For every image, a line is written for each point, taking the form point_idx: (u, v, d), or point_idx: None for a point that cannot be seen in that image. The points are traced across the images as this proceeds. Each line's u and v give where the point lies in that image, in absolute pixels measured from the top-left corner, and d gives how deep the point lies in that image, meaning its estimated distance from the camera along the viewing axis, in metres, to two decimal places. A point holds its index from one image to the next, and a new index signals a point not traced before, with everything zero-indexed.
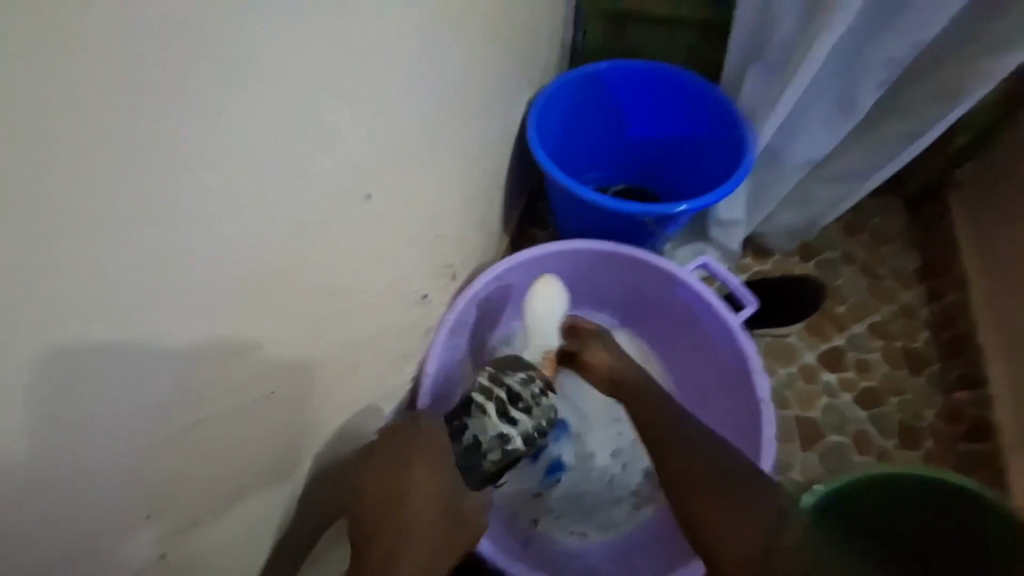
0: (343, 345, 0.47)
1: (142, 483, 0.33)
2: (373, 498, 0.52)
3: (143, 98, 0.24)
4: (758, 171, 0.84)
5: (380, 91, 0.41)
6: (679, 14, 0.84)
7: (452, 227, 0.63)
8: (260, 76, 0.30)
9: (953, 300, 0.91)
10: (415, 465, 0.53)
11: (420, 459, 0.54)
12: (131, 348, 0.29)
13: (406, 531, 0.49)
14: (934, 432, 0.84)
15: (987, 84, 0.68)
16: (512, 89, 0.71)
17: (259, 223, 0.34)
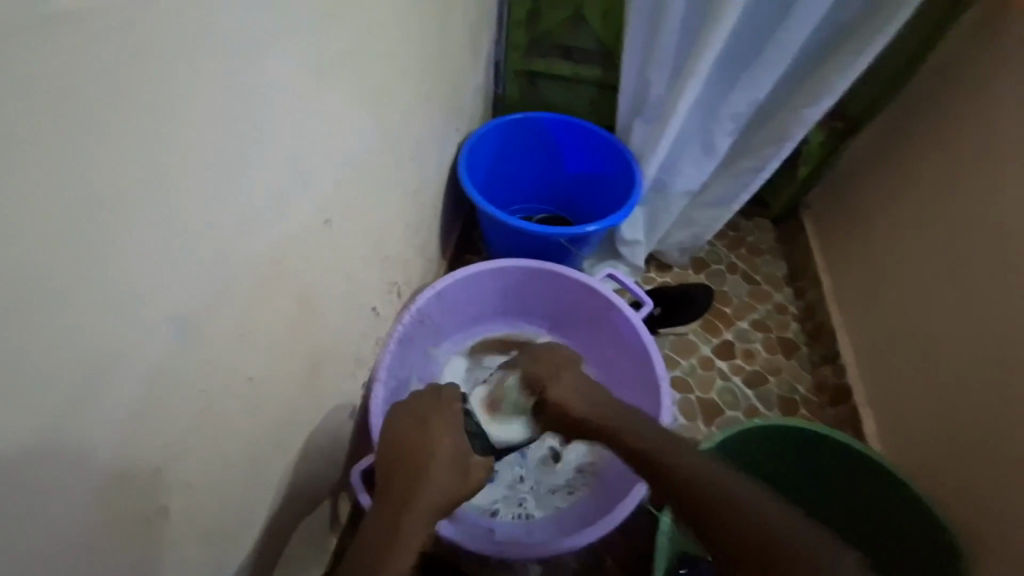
0: (314, 355, 0.56)
1: (170, 485, 0.39)
2: (398, 461, 0.62)
3: (181, 164, 0.33)
4: (649, 198, 1.04)
5: (337, 142, 0.51)
6: (581, 76, 1.03)
7: (398, 251, 0.73)
8: (253, 141, 0.39)
9: (811, 295, 1.13)
10: (432, 432, 0.64)
11: (441, 429, 0.65)
12: (170, 362, 0.35)
13: (425, 471, 0.61)
14: (806, 402, 1.03)
15: (800, 130, 0.89)
16: (444, 136, 0.83)
17: (256, 254, 0.42)
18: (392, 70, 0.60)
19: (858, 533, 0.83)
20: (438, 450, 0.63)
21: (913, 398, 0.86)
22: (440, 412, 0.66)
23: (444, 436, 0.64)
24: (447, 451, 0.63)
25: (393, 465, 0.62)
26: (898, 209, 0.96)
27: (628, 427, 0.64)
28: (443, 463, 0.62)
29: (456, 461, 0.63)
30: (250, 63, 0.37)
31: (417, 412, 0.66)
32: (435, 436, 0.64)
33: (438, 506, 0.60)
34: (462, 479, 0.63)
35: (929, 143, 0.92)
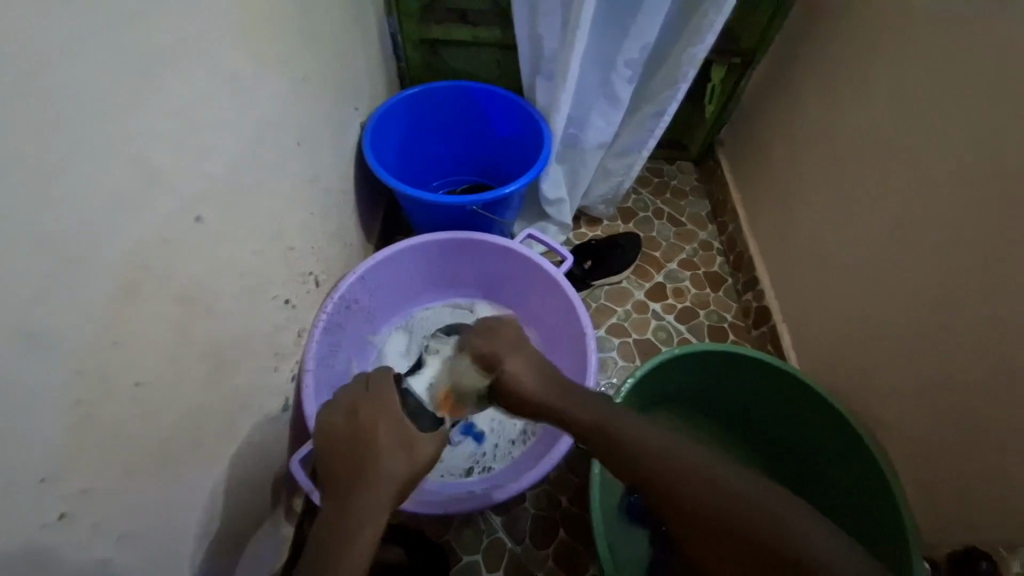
0: (220, 351, 0.56)
1: (69, 493, 0.39)
2: (338, 453, 0.56)
3: (3, 172, 0.32)
4: (564, 155, 1.05)
5: (198, 134, 0.50)
6: (481, 38, 1.01)
7: (304, 240, 0.73)
8: (86, 139, 0.38)
9: (731, 229, 1.19)
10: (365, 422, 0.59)
11: (375, 416, 0.60)
12: (36, 372, 0.35)
13: (373, 443, 0.56)
14: (735, 328, 1.11)
15: (693, 69, 0.92)
16: (337, 117, 0.82)
17: (114, 254, 0.41)
18: (254, 55, 0.58)
19: (781, 441, 0.91)
20: (375, 438, 0.57)
21: (816, 308, 0.94)
22: (370, 399, 0.62)
23: (377, 422, 0.59)
24: (385, 437, 0.57)
25: (332, 459, 0.56)
26: (793, 134, 1.01)
27: (545, 372, 0.67)
28: (386, 448, 0.56)
29: (398, 442, 0.57)
30: (61, 59, 0.35)
31: (347, 404, 0.62)
32: (369, 423, 0.59)
33: (394, 485, 0.54)
34: (407, 455, 0.57)
35: (809, 66, 0.97)
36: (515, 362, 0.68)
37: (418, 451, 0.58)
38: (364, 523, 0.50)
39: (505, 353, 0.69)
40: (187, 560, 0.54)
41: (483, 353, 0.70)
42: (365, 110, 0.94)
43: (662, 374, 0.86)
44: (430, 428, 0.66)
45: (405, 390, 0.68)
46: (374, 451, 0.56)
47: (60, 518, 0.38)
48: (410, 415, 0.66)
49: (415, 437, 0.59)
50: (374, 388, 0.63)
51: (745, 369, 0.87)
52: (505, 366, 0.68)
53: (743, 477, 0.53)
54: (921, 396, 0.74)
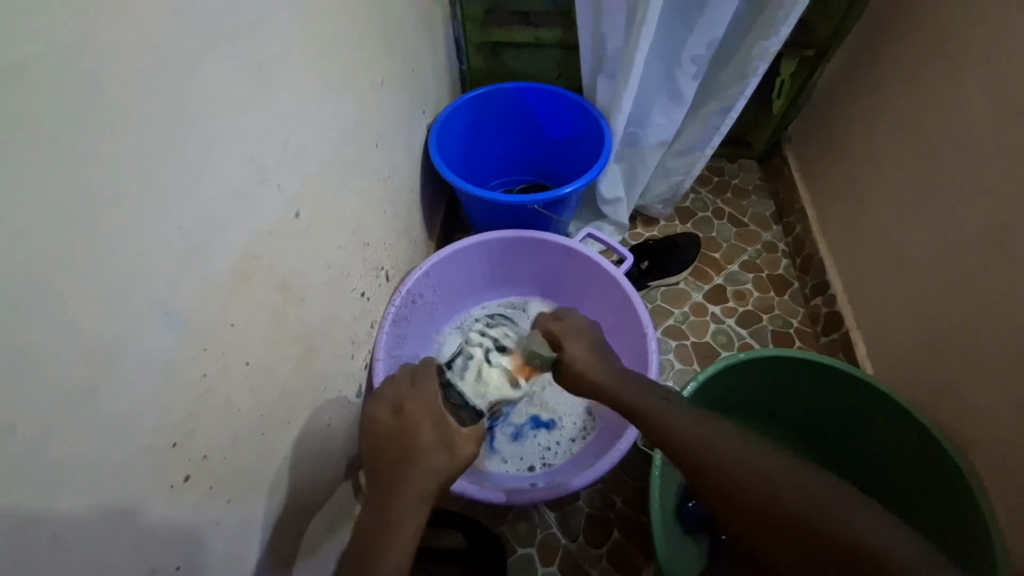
0: (308, 337, 0.61)
1: (189, 460, 0.44)
2: (383, 448, 0.59)
3: (152, 173, 0.37)
4: (624, 154, 1.05)
5: (296, 136, 0.54)
6: (542, 39, 1.02)
7: (378, 236, 0.77)
8: (212, 143, 0.43)
9: (798, 230, 1.14)
10: (410, 421, 0.61)
11: (422, 413, 0.61)
12: (169, 350, 0.40)
13: (406, 451, 0.58)
14: (801, 334, 1.06)
15: (763, 64, 0.90)
16: (408, 120, 0.85)
17: (231, 246, 0.46)
18: (341, 63, 0.62)
19: (853, 458, 0.85)
20: (421, 434, 0.59)
21: (894, 315, 0.88)
22: (417, 396, 0.63)
23: (424, 420, 0.61)
24: (429, 435, 0.59)
25: (378, 450, 0.59)
26: (872, 128, 0.95)
27: None
28: (430, 446, 0.59)
29: (441, 442, 0.59)
30: (194, 70, 0.40)
31: (393, 400, 0.63)
32: (430, 431, 0.60)
33: (432, 483, 0.57)
34: (450, 454, 0.59)
35: (893, 57, 0.91)
36: (581, 351, 0.71)
37: (459, 451, 0.60)
38: (402, 520, 0.54)
39: (570, 337, 0.73)
40: (277, 529, 0.58)
41: (554, 333, 0.74)
42: (432, 112, 0.98)
43: (725, 379, 0.84)
44: (471, 422, 0.64)
45: (447, 383, 0.67)
46: (418, 448, 0.58)
47: (184, 480, 0.43)
48: (453, 409, 0.64)
49: (457, 437, 0.60)
50: (420, 383, 0.66)
51: (817, 376, 0.82)
52: (568, 350, 0.72)
53: (809, 487, 0.51)
54: (1014, 412, 0.67)
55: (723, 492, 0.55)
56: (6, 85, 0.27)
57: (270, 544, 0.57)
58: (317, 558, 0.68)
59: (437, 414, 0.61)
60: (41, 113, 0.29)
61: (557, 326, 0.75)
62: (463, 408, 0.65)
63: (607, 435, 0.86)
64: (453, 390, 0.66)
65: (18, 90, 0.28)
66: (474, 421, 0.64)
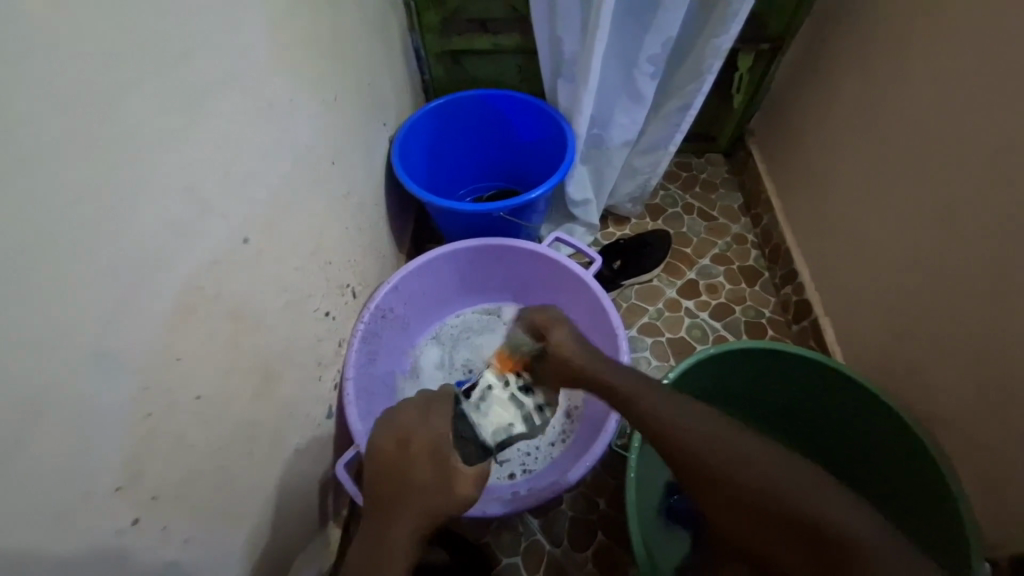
0: (268, 363, 0.60)
1: (138, 503, 0.42)
2: (380, 482, 0.58)
3: (82, 213, 0.36)
4: (589, 155, 1.05)
5: (243, 161, 0.53)
6: (501, 45, 1.03)
7: (341, 254, 0.76)
8: (147, 176, 0.42)
9: (766, 221, 1.15)
10: (410, 457, 0.58)
11: (423, 451, 0.59)
12: (110, 390, 0.39)
13: (406, 487, 0.56)
14: (773, 324, 1.08)
15: (718, 61, 0.91)
16: (367, 134, 0.85)
17: (175, 278, 0.45)
18: (290, 81, 0.62)
19: (828, 443, 0.87)
20: (421, 473, 0.57)
21: (859, 300, 0.90)
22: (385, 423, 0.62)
23: (425, 457, 0.58)
24: (422, 467, 0.57)
25: (376, 482, 0.58)
26: (829, 118, 0.97)
27: None
28: (429, 484, 0.57)
29: (440, 476, 0.58)
30: (123, 102, 0.39)
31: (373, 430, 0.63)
32: (417, 457, 0.58)
33: (429, 525, 0.56)
34: (450, 493, 0.57)
35: (844, 48, 0.92)
36: (563, 335, 0.73)
37: (457, 490, 0.58)
38: (393, 563, 0.53)
39: (553, 325, 0.75)
40: (244, 562, 0.57)
41: (537, 324, 0.77)
42: (394, 124, 0.97)
43: (698, 374, 0.84)
44: (478, 459, 0.62)
45: (461, 411, 0.64)
46: (413, 482, 0.57)
47: (136, 522, 0.42)
48: (461, 441, 0.61)
49: (447, 459, 0.58)
50: (427, 411, 0.62)
51: (789, 367, 0.83)
52: (553, 337, 0.74)
53: (785, 485, 0.51)
54: (978, 392, 0.69)
55: (709, 491, 0.56)
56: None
57: None
58: None
59: (439, 450, 0.59)
60: None
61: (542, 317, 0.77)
62: (471, 442, 0.62)
63: (587, 437, 0.86)
64: (465, 422, 0.63)
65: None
66: (478, 460, 0.61)
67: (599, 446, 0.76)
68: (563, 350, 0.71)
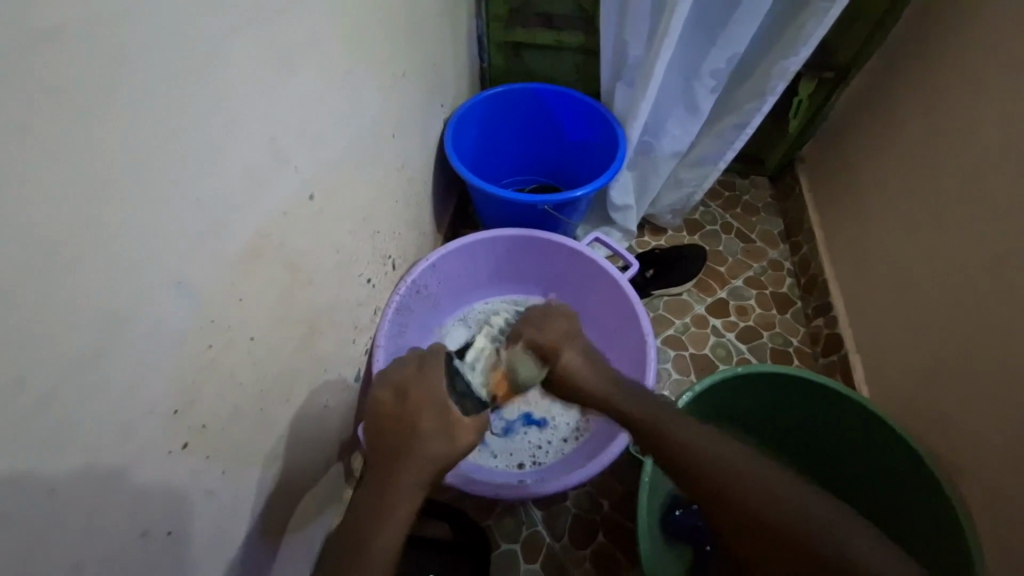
0: (313, 319, 0.62)
1: (187, 430, 0.44)
2: (385, 429, 0.60)
3: (177, 151, 0.38)
4: (637, 162, 1.05)
5: (317, 123, 0.55)
6: (564, 42, 1.03)
7: (388, 225, 0.78)
8: (235, 125, 0.44)
9: (806, 250, 1.14)
10: (412, 407, 0.61)
11: (422, 402, 0.62)
12: (178, 319, 0.41)
13: (411, 435, 0.59)
14: (800, 354, 1.06)
15: (782, 83, 0.90)
16: (426, 113, 0.86)
17: (245, 224, 0.47)
18: (365, 49, 0.63)
19: (842, 480, 0.86)
20: (422, 421, 0.60)
21: (895, 340, 0.88)
22: (421, 382, 0.64)
23: (425, 408, 0.61)
24: (428, 422, 0.60)
25: (379, 431, 0.60)
26: (886, 154, 0.95)
27: None
28: (430, 433, 0.59)
29: (440, 429, 0.60)
30: (225, 52, 0.41)
31: (394, 385, 0.63)
32: (415, 408, 0.61)
33: (429, 471, 0.57)
34: (449, 442, 0.59)
35: (913, 84, 0.90)
36: (572, 357, 0.72)
37: (458, 439, 0.60)
38: (396, 503, 0.54)
39: (559, 346, 0.74)
40: (267, 505, 0.59)
41: (540, 346, 0.74)
42: (450, 107, 0.99)
43: (721, 392, 0.84)
44: (473, 412, 0.68)
45: (455, 371, 0.69)
46: (419, 434, 0.59)
47: (184, 447, 0.44)
48: (457, 396, 0.67)
49: (457, 425, 0.61)
50: (426, 368, 0.66)
51: (815, 397, 0.83)
52: (559, 359, 0.73)
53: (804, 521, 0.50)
54: (1008, 447, 0.67)
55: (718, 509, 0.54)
56: (33, 51, 0.28)
57: (258, 519, 0.58)
58: (304, 537, 0.69)
59: (438, 404, 0.62)
60: (78, 82, 0.30)
61: (545, 337, 0.75)
62: (466, 398, 0.67)
63: (601, 438, 0.86)
64: (460, 379, 0.69)
65: (40, 56, 0.28)
66: (475, 411, 0.68)
67: (614, 446, 0.77)
68: (570, 372, 0.71)
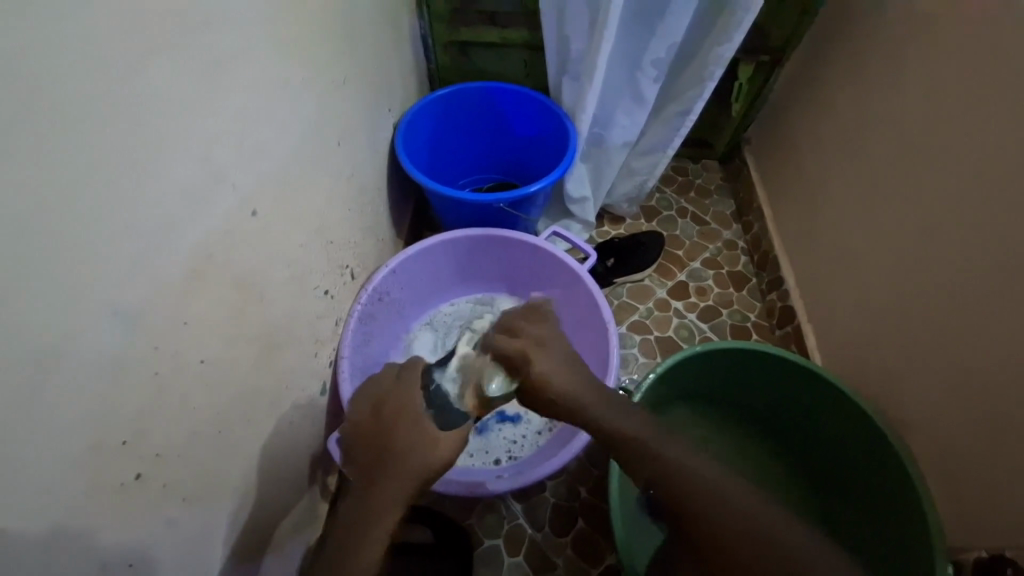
0: (269, 336, 0.61)
1: (140, 461, 0.43)
2: (367, 445, 0.60)
3: (106, 177, 0.37)
4: (589, 154, 1.07)
5: (256, 136, 0.55)
6: (509, 40, 1.04)
7: (342, 235, 0.78)
8: (166, 146, 0.43)
9: (756, 228, 1.19)
10: (389, 420, 0.61)
11: (399, 415, 0.62)
12: (119, 348, 0.40)
13: (395, 448, 0.59)
14: (757, 328, 1.11)
15: (719, 69, 0.93)
16: (373, 119, 0.86)
17: (185, 246, 0.46)
18: (302, 58, 0.62)
19: (801, 443, 0.91)
20: (400, 434, 0.60)
21: (843, 308, 0.93)
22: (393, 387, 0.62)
23: (403, 419, 0.61)
24: (405, 434, 0.60)
25: (361, 448, 0.60)
26: (821, 132, 1.00)
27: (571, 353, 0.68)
28: (410, 443, 0.59)
29: (419, 439, 0.59)
30: (150, 72, 0.40)
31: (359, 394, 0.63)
32: (393, 421, 0.61)
33: (413, 480, 0.57)
34: (429, 451, 0.59)
35: (841, 64, 0.96)
36: (548, 364, 0.66)
37: (438, 448, 0.59)
38: (380, 517, 0.54)
39: (529, 355, 0.67)
40: (235, 529, 0.58)
41: (507, 352, 0.69)
42: (399, 111, 0.98)
43: (684, 370, 0.87)
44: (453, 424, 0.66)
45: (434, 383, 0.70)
46: (398, 447, 0.59)
47: (137, 478, 0.43)
48: (437, 409, 0.67)
49: (436, 436, 0.60)
50: (391, 374, 0.66)
51: (770, 368, 0.87)
52: (535, 367, 0.66)
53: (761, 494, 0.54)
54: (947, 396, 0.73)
55: (677, 505, 0.55)
56: None
57: (227, 544, 0.57)
58: (280, 555, 0.69)
59: (413, 415, 0.62)
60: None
61: (515, 344, 0.69)
62: (443, 410, 0.66)
63: (571, 426, 0.89)
64: (439, 391, 0.69)
65: None
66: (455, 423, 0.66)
67: (580, 436, 0.79)
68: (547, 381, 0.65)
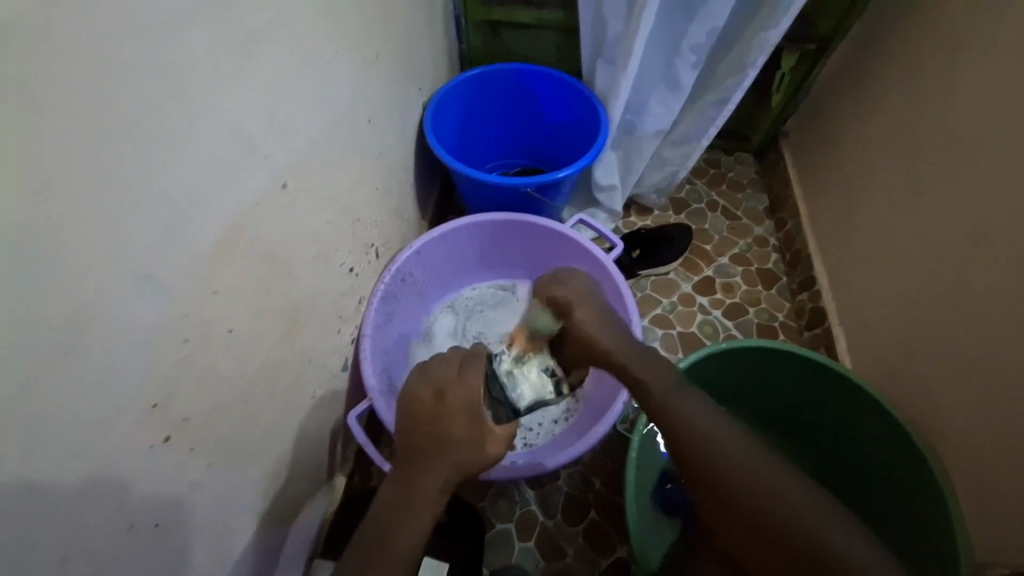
0: (294, 310, 0.62)
1: (167, 425, 0.44)
2: (418, 430, 0.57)
3: (142, 144, 0.37)
4: (620, 141, 1.05)
5: (288, 110, 0.54)
6: (542, 21, 1.01)
7: (369, 213, 0.78)
8: (201, 115, 0.43)
9: (790, 225, 1.14)
10: (450, 409, 0.57)
11: (460, 405, 0.57)
12: (150, 314, 0.41)
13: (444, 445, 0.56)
14: (785, 328, 1.08)
15: (762, 56, 0.89)
16: (403, 98, 0.85)
17: (216, 217, 0.46)
18: (336, 32, 0.62)
19: (825, 448, 0.88)
20: (453, 427, 0.56)
21: (878, 311, 0.89)
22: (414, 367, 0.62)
23: (460, 414, 0.57)
24: (460, 430, 0.56)
25: (411, 429, 0.58)
26: (866, 126, 0.95)
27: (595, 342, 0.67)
28: (461, 439, 0.56)
29: (471, 438, 0.56)
30: (186, 39, 0.40)
31: None
32: (453, 413, 0.57)
33: (453, 475, 0.56)
34: (478, 450, 0.56)
35: (891, 55, 0.90)
36: (587, 315, 0.71)
37: (488, 448, 0.56)
38: (417, 506, 0.54)
39: (576, 302, 0.72)
40: (257, 496, 0.60)
41: (559, 300, 0.73)
42: (429, 91, 0.97)
43: (707, 368, 0.85)
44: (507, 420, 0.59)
45: (493, 371, 0.61)
46: (448, 440, 0.56)
47: (165, 440, 0.44)
48: (492, 402, 0.59)
49: (489, 434, 0.57)
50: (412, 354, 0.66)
51: (800, 370, 0.84)
52: (576, 315, 0.71)
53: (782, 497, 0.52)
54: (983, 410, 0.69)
55: None
56: None
57: (250, 509, 0.59)
58: (298, 524, 0.70)
59: (463, 404, 0.58)
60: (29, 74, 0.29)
61: (564, 292, 0.74)
62: (501, 403, 0.59)
63: (589, 418, 0.88)
64: (497, 382, 0.60)
65: None
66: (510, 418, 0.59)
67: (602, 427, 0.77)
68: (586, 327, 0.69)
